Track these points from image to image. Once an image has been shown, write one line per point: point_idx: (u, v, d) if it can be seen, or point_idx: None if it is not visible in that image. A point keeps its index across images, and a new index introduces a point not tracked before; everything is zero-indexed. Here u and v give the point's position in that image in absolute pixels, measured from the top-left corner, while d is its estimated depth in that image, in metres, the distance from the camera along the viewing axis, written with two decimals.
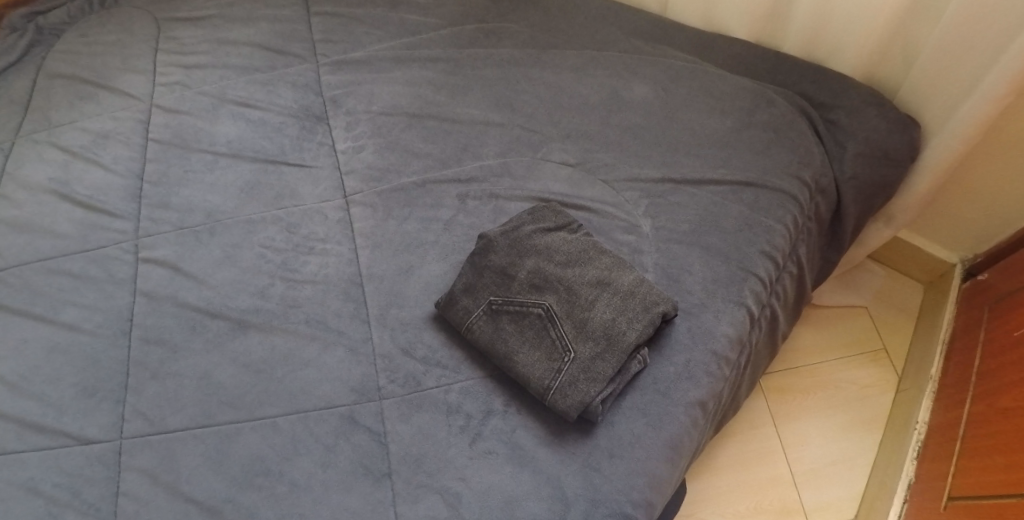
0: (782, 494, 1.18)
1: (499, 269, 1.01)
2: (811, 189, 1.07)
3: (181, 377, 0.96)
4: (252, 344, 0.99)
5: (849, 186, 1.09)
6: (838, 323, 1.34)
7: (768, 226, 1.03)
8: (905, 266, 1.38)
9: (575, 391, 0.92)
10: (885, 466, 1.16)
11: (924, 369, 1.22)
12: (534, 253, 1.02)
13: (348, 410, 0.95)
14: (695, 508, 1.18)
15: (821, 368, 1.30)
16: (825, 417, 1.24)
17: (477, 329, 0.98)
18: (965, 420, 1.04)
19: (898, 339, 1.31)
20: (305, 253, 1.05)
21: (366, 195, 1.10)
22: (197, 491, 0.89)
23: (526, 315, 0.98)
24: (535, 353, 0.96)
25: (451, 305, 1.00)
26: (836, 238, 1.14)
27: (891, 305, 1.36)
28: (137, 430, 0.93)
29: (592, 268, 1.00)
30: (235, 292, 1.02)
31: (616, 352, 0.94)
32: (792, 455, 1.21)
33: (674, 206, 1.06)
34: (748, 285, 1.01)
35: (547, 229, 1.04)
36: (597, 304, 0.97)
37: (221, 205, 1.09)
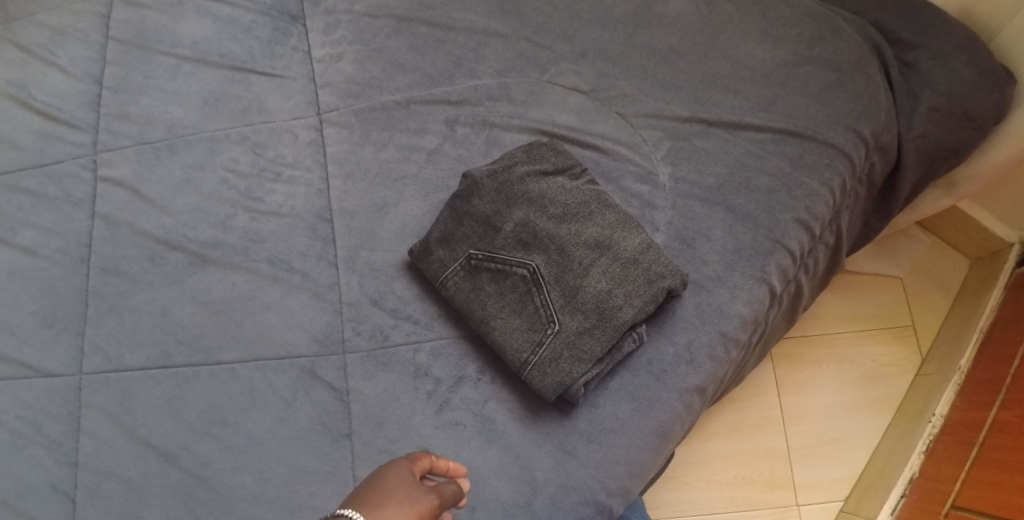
0: (774, 467, 1.14)
1: (482, 217, 0.88)
2: (869, 146, 0.89)
3: (138, 312, 0.90)
4: (210, 282, 0.91)
5: (914, 145, 0.91)
6: (868, 291, 1.21)
7: (810, 189, 0.86)
8: (953, 236, 1.21)
9: (555, 371, 0.83)
10: (888, 454, 1.11)
11: (953, 355, 1.13)
12: (526, 202, 0.88)
13: (309, 363, 0.88)
14: (682, 471, 1.15)
15: (840, 339, 1.19)
16: (835, 391, 1.17)
17: (451, 287, 0.87)
18: (989, 425, 0.96)
19: (929, 317, 1.19)
20: (271, 180, 0.95)
21: (342, 114, 0.97)
22: (154, 436, 0.86)
23: (508, 276, 0.86)
24: (514, 322, 0.85)
25: (425, 255, 0.88)
26: (885, 203, 0.97)
27: (929, 278, 1.21)
28: (95, 366, 0.89)
29: (592, 225, 0.86)
30: (195, 221, 0.93)
31: (607, 329, 0.83)
32: (792, 428, 1.15)
33: (699, 154, 0.89)
34: (774, 259, 0.86)
35: (543, 174, 0.89)
36: (593, 271, 0.85)
37: (184, 118, 0.98)
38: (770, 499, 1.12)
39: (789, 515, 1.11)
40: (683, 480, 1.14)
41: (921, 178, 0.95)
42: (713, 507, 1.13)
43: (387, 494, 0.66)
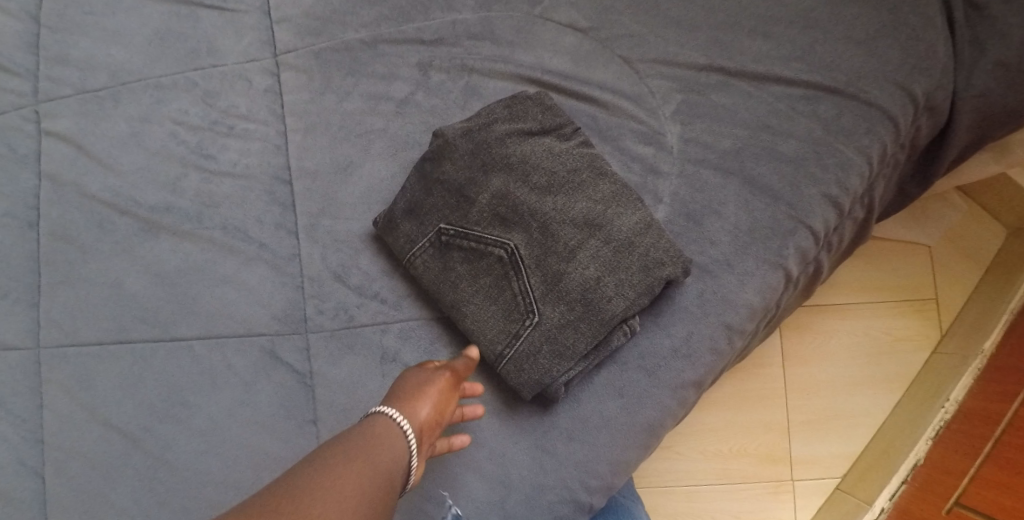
0: (771, 440, 1.07)
1: (454, 185, 0.76)
2: (919, 107, 0.74)
3: (91, 284, 0.83)
4: (163, 251, 0.83)
5: (969, 106, 0.76)
6: (890, 260, 1.11)
7: (844, 158, 0.73)
8: (993, 204, 1.08)
9: (532, 369, 0.73)
10: (893, 435, 1.04)
11: (976, 336, 1.03)
12: (505, 170, 0.75)
13: (269, 343, 0.80)
14: (677, 440, 1.08)
15: (855, 309, 1.10)
16: (842, 365, 1.08)
17: (419, 266, 0.77)
18: (1009, 418, 0.89)
19: (954, 292, 1.09)
20: (223, 134, 0.84)
21: (300, 55, 0.84)
22: (114, 416, 0.81)
23: (483, 256, 0.75)
24: (488, 311, 0.75)
25: (390, 229, 0.78)
26: (927, 168, 0.83)
27: (959, 248, 1.09)
28: (52, 340, 0.83)
29: (581, 199, 0.73)
30: (145, 182, 0.84)
31: (593, 323, 0.72)
32: (793, 402, 1.08)
33: (714, 111, 0.75)
34: (794, 240, 0.73)
35: (526, 135, 0.76)
36: (579, 255, 0.73)
37: (129, 62, 0.87)
38: (765, 472, 1.06)
39: (783, 490, 1.05)
40: (677, 450, 1.08)
41: (974, 141, 0.80)
42: (707, 479, 1.06)
43: (405, 387, 0.68)
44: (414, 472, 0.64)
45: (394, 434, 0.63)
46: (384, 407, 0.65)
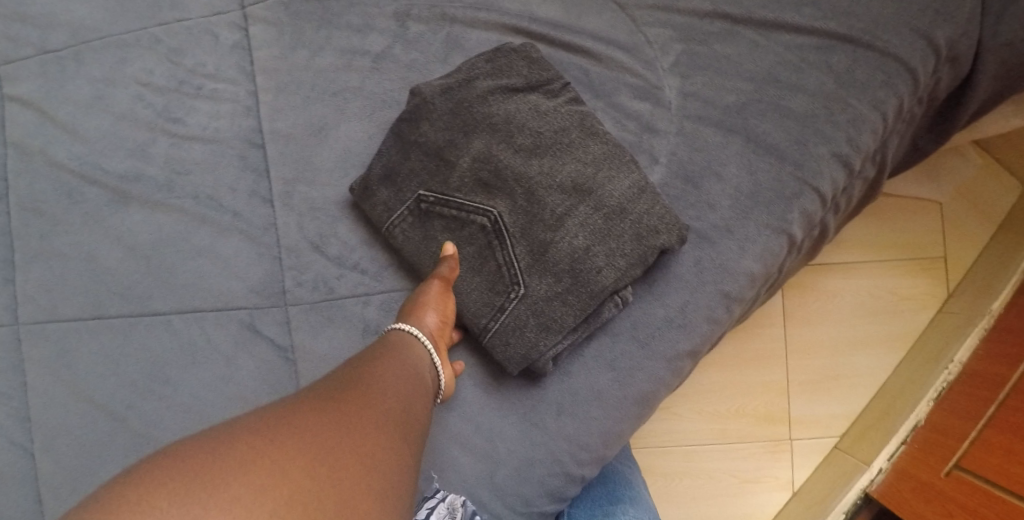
0: (770, 401, 1.04)
1: (433, 148, 0.71)
2: (941, 56, 0.67)
3: (65, 257, 0.80)
4: (136, 222, 0.79)
5: (996, 56, 0.69)
6: (898, 216, 1.05)
7: (856, 114, 0.66)
8: (1010, 160, 1.02)
9: (519, 344, 0.68)
10: (894, 395, 1.01)
11: (984, 295, 0.99)
12: (488, 130, 0.69)
13: (248, 316, 0.77)
14: (677, 401, 1.05)
15: (860, 267, 1.05)
16: (845, 324, 1.04)
17: (397, 235, 0.72)
18: (1014, 382, 0.85)
19: (964, 250, 1.04)
20: (192, 96, 0.79)
21: (270, 7, 0.78)
22: (96, 392, 0.79)
23: (465, 225, 0.70)
24: (471, 283, 0.70)
25: (367, 195, 0.72)
26: (945, 122, 0.77)
27: (972, 205, 1.04)
28: (30, 315, 0.80)
29: (569, 161, 0.68)
30: (112, 149, 0.80)
31: (583, 296, 0.67)
32: (793, 362, 1.04)
33: (715, 63, 0.69)
34: (800, 202, 0.67)
35: (511, 92, 0.70)
36: (567, 222, 0.67)
37: (89, 18, 0.81)
38: (762, 432, 1.03)
39: (781, 449, 1.03)
40: (674, 410, 1.05)
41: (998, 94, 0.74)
42: (705, 438, 1.04)
43: (421, 301, 0.66)
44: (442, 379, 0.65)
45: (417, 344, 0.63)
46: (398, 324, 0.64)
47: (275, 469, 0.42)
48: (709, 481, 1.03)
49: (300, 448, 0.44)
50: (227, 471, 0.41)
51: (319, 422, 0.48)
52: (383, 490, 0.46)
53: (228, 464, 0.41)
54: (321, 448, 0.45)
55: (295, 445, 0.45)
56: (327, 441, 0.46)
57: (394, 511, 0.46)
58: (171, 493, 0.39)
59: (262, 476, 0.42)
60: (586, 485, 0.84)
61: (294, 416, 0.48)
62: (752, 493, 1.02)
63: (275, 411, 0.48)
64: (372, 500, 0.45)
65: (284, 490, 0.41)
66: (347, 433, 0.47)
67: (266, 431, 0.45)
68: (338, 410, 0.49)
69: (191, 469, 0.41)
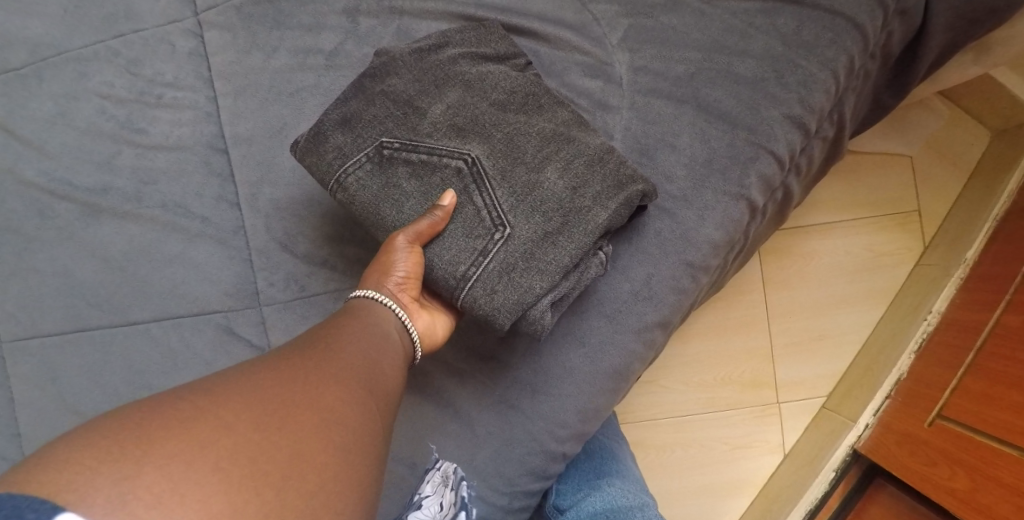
0: (757, 367, 1.04)
1: (400, 97, 0.67)
2: (890, 10, 0.67)
3: (41, 273, 0.81)
4: (107, 235, 0.80)
5: (948, 5, 0.69)
6: (870, 174, 1.05)
7: (807, 75, 0.66)
8: (976, 108, 1.02)
9: (505, 291, 0.64)
10: (877, 351, 1.01)
11: (959, 244, 0.99)
12: (460, 84, 0.68)
13: (224, 319, 0.79)
14: (663, 374, 1.06)
15: (837, 227, 1.05)
16: (827, 285, 1.04)
17: (354, 183, 0.66)
18: (990, 328, 0.86)
19: (939, 200, 1.04)
20: (152, 105, 0.79)
21: (222, 12, 0.78)
22: (82, 404, 0.81)
23: (437, 169, 0.66)
24: (447, 230, 0.65)
25: (316, 144, 0.67)
26: (905, 77, 0.76)
27: (943, 156, 1.04)
28: (12, 334, 0.82)
29: (545, 117, 0.68)
30: (79, 163, 0.80)
31: (574, 235, 0.64)
32: (777, 326, 1.05)
33: (664, 34, 0.69)
34: (756, 167, 0.67)
35: (480, 58, 0.70)
36: (550, 167, 0.66)
37: (44, 33, 0.81)
38: (750, 398, 1.04)
39: (770, 413, 1.04)
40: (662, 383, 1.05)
41: (952, 43, 0.74)
42: (693, 409, 1.05)
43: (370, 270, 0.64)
44: (417, 344, 0.65)
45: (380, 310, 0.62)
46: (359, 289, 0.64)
47: (221, 425, 0.43)
48: (700, 451, 1.04)
49: (249, 408, 0.45)
50: (167, 436, 0.41)
51: (268, 384, 0.48)
52: (341, 444, 0.48)
53: (170, 421, 0.42)
54: (275, 406, 0.46)
55: (243, 403, 0.46)
56: (284, 399, 0.47)
57: (353, 462, 0.48)
58: (103, 451, 0.39)
59: (206, 431, 0.43)
60: (573, 460, 0.86)
61: (250, 377, 0.49)
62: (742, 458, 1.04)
63: (230, 374, 0.49)
64: (330, 454, 0.46)
65: (234, 442, 0.43)
66: (306, 392, 0.49)
67: (213, 392, 0.46)
68: (296, 371, 0.50)
69: (128, 428, 0.41)
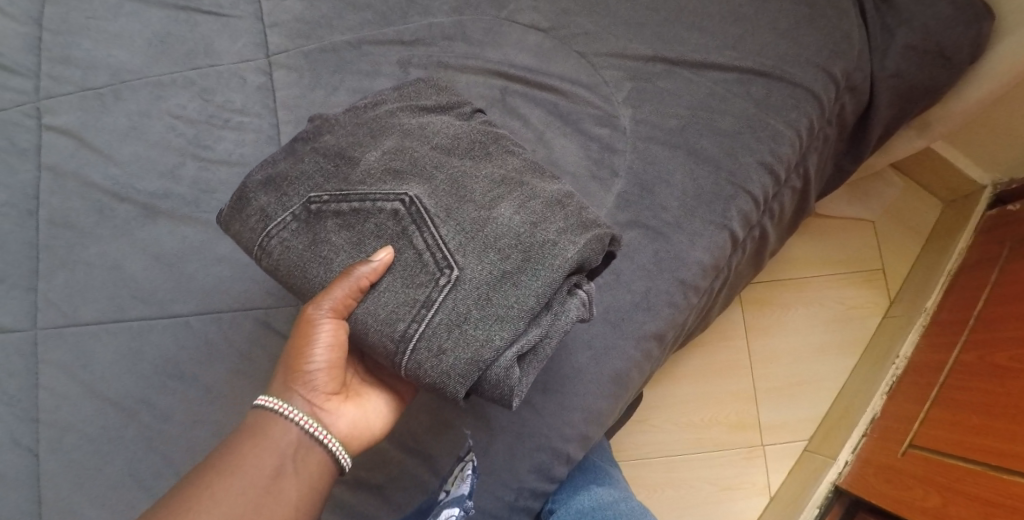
0: (741, 408, 1.17)
1: (333, 151, 0.77)
2: (840, 86, 0.86)
3: (90, 266, 0.89)
4: (161, 234, 0.89)
5: (887, 85, 0.89)
6: (839, 235, 1.23)
7: (775, 130, 0.84)
8: (927, 180, 1.22)
9: (454, 343, 0.68)
10: (853, 393, 1.15)
11: (919, 298, 1.16)
12: (398, 134, 0.77)
13: (263, 314, 0.87)
14: (651, 413, 1.18)
15: (811, 283, 1.22)
16: (804, 335, 1.19)
17: (278, 245, 0.73)
18: (950, 367, 1.01)
19: (898, 262, 1.22)
20: (219, 127, 0.92)
21: (291, 56, 0.92)
22: (110, 390, 0.86)
23: (376, 215, 0.73)
24: (383, 283, 0.71)
25: (239, 211, 0.76)
26: (857, 147, 0.96)
27: (901, 223, 1.23)
28: (49, 321, 0.88)
29: (491, 166, 0.76)
30: (143, 171, 0.90)
31: (532, 271, 0.70)
32: (759, 371, 1.18)
33: (662, 94, 0.86)
34: (736, 203, 0.84)
35: (421, 109, 0.81)
36: (500, 202, 0.73)
37: (129, 61, 0.94)
38: (736, 439, 1.16)
39: (756, 454, 1.15)
40: (653, 423, 1.18)
41: (893, 119, 0.94)
42: (679, 447, 1.16)
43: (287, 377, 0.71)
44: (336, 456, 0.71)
45: (279, 428, 0.69)
46: (262, 397, 0.71)
47: None
48: (689, 490, 1.14)
49: None
50: None
51: None
52: None
53: None
54: None
55: None
56: None
57: None
58: None
59: None
60: (569, 474, 0.94)
61: None
62: (725, 498, 1.14)
63: None
64: None
65: None
66: None
67: None
68: None
69: None
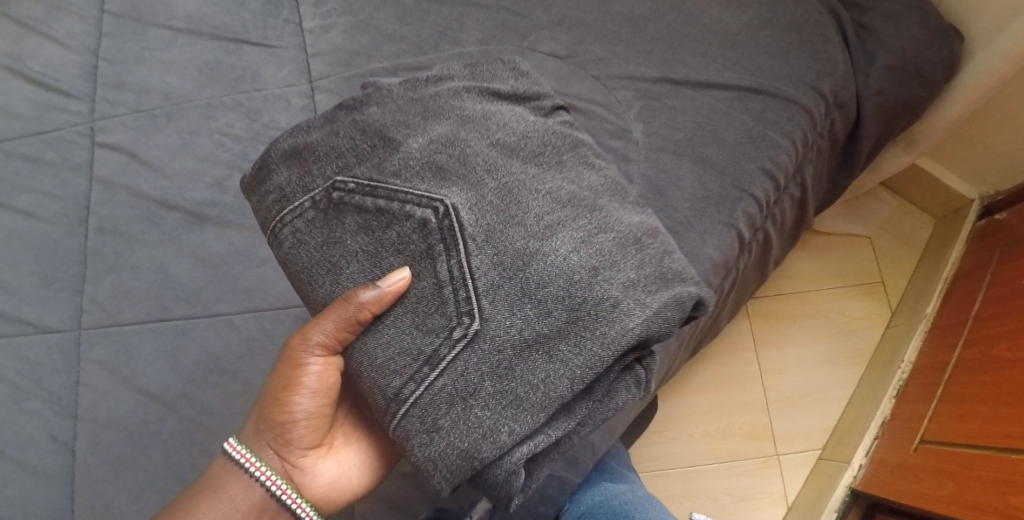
0: (753, 419, 1.22)
1: (372, 128, 0.73)
2: (829, 102, 0.98)
3: (137, 269, 0.93)
4: (207, 239, 0.95)
5: (871, 102, 1.01)
6: (839, 251, 1.32)
7: (773, 141, 0.94)
8: (918, 197, 1.32)
9: (451, 423, 0.64)
10: (862, 400, 1.20)
11: (918, 307, 1.22)
12: (455, 119, 0.73)
13: (304, 311, 0.92)
14: (667, 426, 1.23)
15: (815, 297, 1.29)
16: (810, 347, 1.26)
17: (290, 235, 0.71)
18: (953, 365, 1.05)
19: (896, 275, 1.30)
20: (264, 143, 0.99)
21: (332, 81, 1.01)
22: (153, 385, 0.89)
23: (399, 222, 0.68)
24: (394, 311, 0.67)
25: (263, 181, 0.75)
26: (848, 163, 1.08)
27: (898, 238, 1.32)
28: (93, 321, 0.91)
29: (557, 179, 0.70)
30: (191, 183, 0.97)
31: (571, 342, 0.64)
32: (769, 382, 1.25)
33: (670, 110, 0.96)
34: (742, 206, 0.93)
35: (490, 94, 0.77)
36: (557, 233, 0.66)
37: (180, 86, 1.02)
38: (751, 449, 1.21)
39: (770, 464, 1.20)
40: (666, 434, 1.23)
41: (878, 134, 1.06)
42: (695, 459, 1.21)
43: (264, 434, 0.74)
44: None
45: (243, 488, 0.73)
46: (230, 444, 0.74)
47: None
48: (707, 501, 1.18)
49: None
50: None
51: None
52: None
53: None
54: None
55: None
56: None
57: None
58: None
59: None
60: (588, 475, 0.97)
61: None
62: (742, 509, 1.18)
63: None
64: None
65: None
66: None
67: None
68: None
69: None
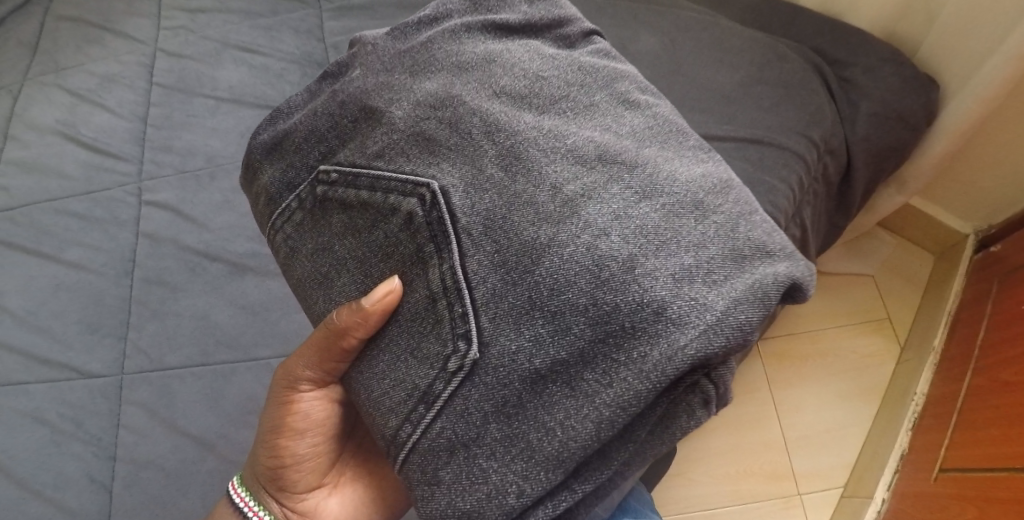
0: (773, 458, 1.26)
1: (358, 100, 0.75)
2: (821, 148, 1.07)
3: (180, 317, 0.98)
4: (247, 287, 1.00)
5: (861, 148, 1.10)
6: (845, 291, 1.40)
7: (771, 184, 1.01)
8: (916, 236, 1.42)
9: (452, 476, 0.61)
10: (880, 434, 1.24)
11: (926, 341, 1.28)
12: (452, 71, 0.74)
13: None
14: (688, 469, 1.26)
15: (824, 336, 1.36)
16: (823, 386, 1.31)
17: (283, 239, 0.75)
18: (965, 393, 1.10)
19: (901, 312, 1.37)
20: None
21: None
22: (193, 426, 0.92)
23: (382, 215, 0.69)
24: (387, 329, 0.67)
25: (258, 177, 0.79)
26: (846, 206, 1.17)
27: (900, 276, 1.41)
28: (136, 366, 0.95)
29: (582, 128, 0.69)
30: (233, 237, 1.03)
31: (598, 367, 0.57)
32: (786, 421, 1.29)
33: None
34: None
35: (497, 27, 0.79)
36: (582, 207, 0.62)
37: (223, 150, 1.10)
38: (772, 489, 1.23)
39: (792, 503, 1.22)
40: (689, 476, 1.25)
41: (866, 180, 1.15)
42: (717, 501, 1.23)
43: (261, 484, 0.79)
44: None
45: None
46: (232, 487, 0.80)
47: None
48: None
49: None
50: None
51: None
52: None
53: None
54: None
55: None
56: None
57: None
58: None
59: None
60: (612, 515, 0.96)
61: None
62: None
63: None
64: None
65: None
66: None
67: None
68: None
69: None
